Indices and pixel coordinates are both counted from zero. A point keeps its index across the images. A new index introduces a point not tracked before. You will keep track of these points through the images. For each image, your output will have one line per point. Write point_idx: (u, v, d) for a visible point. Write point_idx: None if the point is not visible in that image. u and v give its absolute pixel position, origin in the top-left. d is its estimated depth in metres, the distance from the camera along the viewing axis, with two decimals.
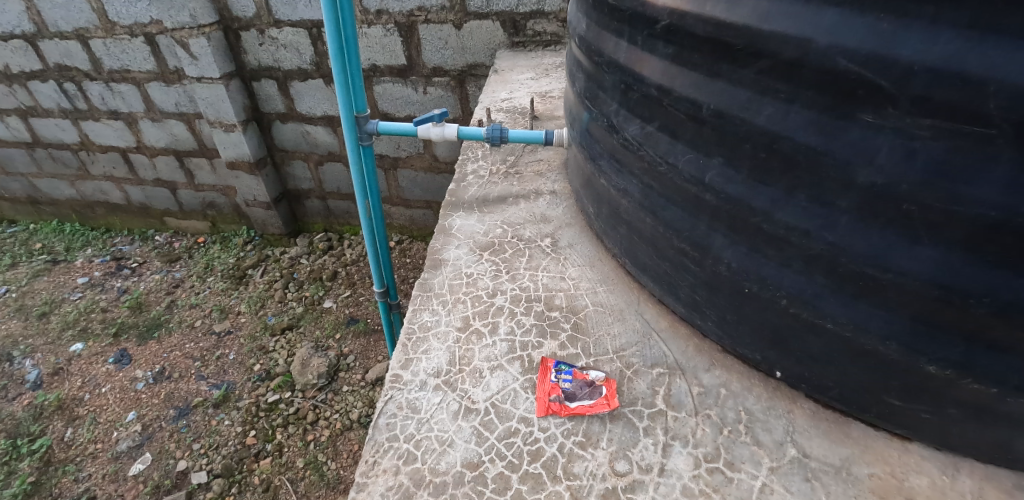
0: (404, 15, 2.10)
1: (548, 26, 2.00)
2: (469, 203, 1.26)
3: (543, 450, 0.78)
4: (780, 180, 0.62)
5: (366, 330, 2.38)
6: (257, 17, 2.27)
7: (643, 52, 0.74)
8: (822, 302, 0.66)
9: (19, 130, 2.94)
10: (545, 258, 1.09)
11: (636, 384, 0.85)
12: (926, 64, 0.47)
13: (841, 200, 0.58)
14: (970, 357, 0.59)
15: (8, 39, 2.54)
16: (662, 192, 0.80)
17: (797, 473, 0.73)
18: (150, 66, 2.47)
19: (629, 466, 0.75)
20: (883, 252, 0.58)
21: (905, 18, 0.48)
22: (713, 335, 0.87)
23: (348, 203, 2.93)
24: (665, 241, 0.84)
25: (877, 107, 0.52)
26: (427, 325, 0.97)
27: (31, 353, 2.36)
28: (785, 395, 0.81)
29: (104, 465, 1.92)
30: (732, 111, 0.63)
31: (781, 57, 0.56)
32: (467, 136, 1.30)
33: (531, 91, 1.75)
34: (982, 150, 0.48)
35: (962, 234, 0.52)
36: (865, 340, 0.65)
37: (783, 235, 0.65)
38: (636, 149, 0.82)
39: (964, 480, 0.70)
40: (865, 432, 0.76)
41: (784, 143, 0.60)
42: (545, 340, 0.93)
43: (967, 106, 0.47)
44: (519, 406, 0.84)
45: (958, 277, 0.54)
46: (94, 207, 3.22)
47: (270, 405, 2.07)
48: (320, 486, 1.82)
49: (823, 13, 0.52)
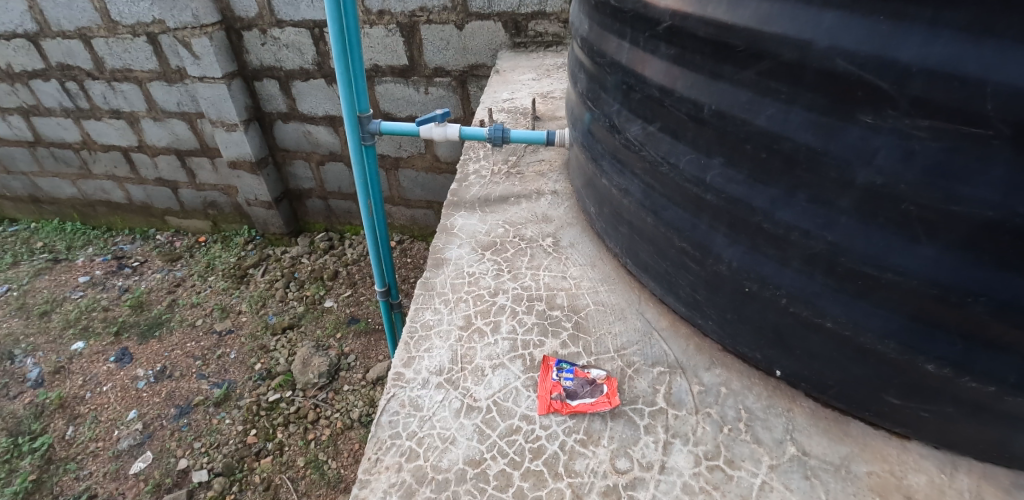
0: (406, 16, 2.11)
1: (550, 27, 2.01)
2: (471, 202, 1.27)
3: (545, 448, 0.79)
4: (781, 181, 0.63)
5: (367, 329, 2.38)
6: (258, 17, 2.28)
7: (645, 53, 0.75)
8: (822, 301, 0.67)
9: (21, 129, 2.95)
10: (546, 257, 1.10)
11: (636, 383, 0.86)
12: (924, 66, 0.48)
13: (841, 199, 0.59)
14: (969, 355, 0.59)
15: (11, 38, 2.54)
16: (664, 192, 0.81)
17: (797, 470, 0.73)
18: (152, 66, 2.48)
19: (630, 464, 0.76)
20: (882, 252, 0.58)
21: (904, 20, 0.48)
22: (714, 334, 0.87)
23: (349, 203, 2.94)
24: (667, 241, 0.85)
25: (876, 108, 0.52)
26: (429, 324, 0.98)
27: (32, 352, 2.36)
28: (785, 394, 0.82)
29: (105, 463, 1.93)
30: (732, 112, 0.64)
31: (781, 58, 0.57)
32: (468, 136, 1.30)
33: (532, 92, 1.76)
34: (980, 150, 0.49)
35: (959, 233, 0.53)
36: (864, 339, 0.66)
37: (783, 234, 0.66)
38: (637, 149, 0.83)
39: (962, 478, 0.71)
40: (864, 430, 0.77)
41: (784, 144, 0.60)
42: (547, 339, 0.94)
43: (966, 107, 0.47)
44: (520, 404, 0.85)
45: (957, 276, 0.55)
46: (96, 207, 3.23)
47: (270, 404, 2.08)
48: (320, 484, 1.83)
49: (822, 15, 0.53)
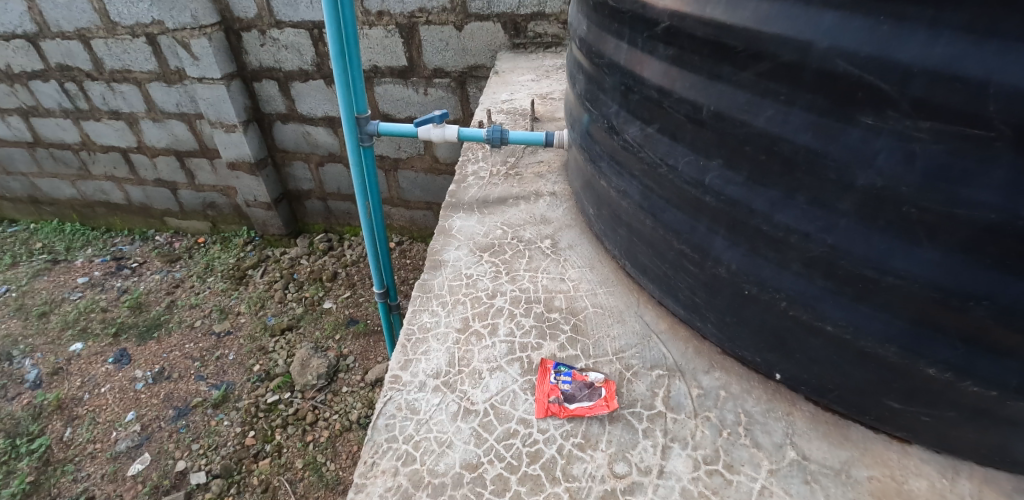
0: (405, 16, 2.11)
1: (549, 28, 2.00)
2: (469, 203, 1.26)
3: (543, 452, 0.78)
4: (781, 183, 0.62)
5: (367, 331, 2.38)
6: (257, 17, 2.28)
7: (643, 54, 0.75)
8: (822, 304, 0.66)
9: (20, 130, 2.95)
10: (545, 259, 1.09)
11: (635, 386, 0.85)
12: (925, 67, 0.47)
13: (841, 202, 0.58)
14: (970, 359, 0.58)
15: (10, 39, 2.54)
16: (662, 194, 0.80)
17: (796, 475, 0.73)
18: (151, 67, 2.47)
19: (628, 468, 0.75)
20: (883, 255, 0.58)
21: (905, 20, 0.48)
22: (713, 337, 0.87)
23: (349, 204, 2.93)
24: (666, 243, 0.84)
25: (877, 109, 0.51)
26: (427, 327, 0.97)
27: (31, 353, 2.36)
28: (785, 398, 0.81)
29: (103, 465, 1.92)
30: (731, 113, 0.63)
31: (780, 59, 0.56)
32: (467, 137, 1.29)
33: (531, 92, 1.75)
34: (981, 153, 0.48)
35: (961, 236, 0.52)
36: (865, 342, 0.65)
37: (783, 237, 0.65)
38: (635, 151, 0.82)
39: (963, 483, 0.70)
40: (864, 434, 0.76)
41: (784, 146, 0.60)
42: (545, 342, 0.93)
43: (968, 109, 0.47)
44: (517, 408, 0.84)
45: (958, 280, 0.54)
46: (95, 207, 3.23)
47: (269, 406, 2.07)
48: (319, 486, 1.82)
49: (823, 15, 0.52)
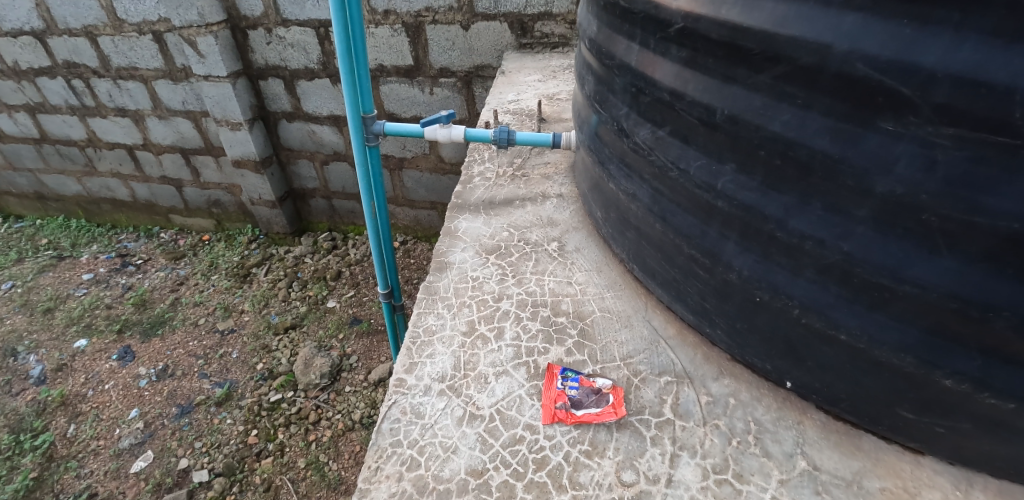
0: (412, 15, 2.11)
1: (556, 28, 1.98)
2: (475, 205, 1.25)
3: (549, 459, 0.77)
4: (796, 188, 0.61)
5: (370, 331, 2.37)
6: (264, 15, 2.27)
7: (654, 56, 0.73)
8: (836, 313, 0.65)
9: (27, 126, 2.95)
10: (551, 262, 1.08)
11: (643, 392, 0.84)
12: (949, 72, 0.46)
13: (858, 209, 0.57)
14: (988, 371, 0.57)
15: (18, 35, 2.55)
16: (673, 198, 0.79)
17: (807, 486, 0.71)
18: (158, 64, 2.47)
19: (636, 476, 0.74)
20: (900, 263, 0.56)
21: (929, 22, 0.46)
22: (722, 343, 0.86)
23: (353, 202, 2.93)
24: (676, 248, 0.83)
25: (898, 115, 0.50)
26: (432, 330, 0.96)
27: (36, 349, 2.36)
28: (796, 407, 0.80)
29: (106, 462, 1.92)
30: (746, 117, 0.62)
31: (798, 62, 0.55)
32: (474, 138, 1.28)
33: (538, 93, 1.74)
34: (1006, 161, 0.46)
35: (983, 245, 0.51)
36: (879, 352, 0.64)
37: (797, 244, 0.64)
38: (645, 153, 0.81)
39: (977, 495, 0.69)
40: (876, 445, 0.75)
41: (800, 150, 0.59)
42: (552, 346, 0.92)
43: (993, 116, 0.45)
44: (523, 413, 0.83)
45: (978, 290, 0.53)
46: (101, 204, 3.23)
47: (272, 404, 2.07)
48: (320, 486, 1.81)
49: (843, 17, 0.51)
